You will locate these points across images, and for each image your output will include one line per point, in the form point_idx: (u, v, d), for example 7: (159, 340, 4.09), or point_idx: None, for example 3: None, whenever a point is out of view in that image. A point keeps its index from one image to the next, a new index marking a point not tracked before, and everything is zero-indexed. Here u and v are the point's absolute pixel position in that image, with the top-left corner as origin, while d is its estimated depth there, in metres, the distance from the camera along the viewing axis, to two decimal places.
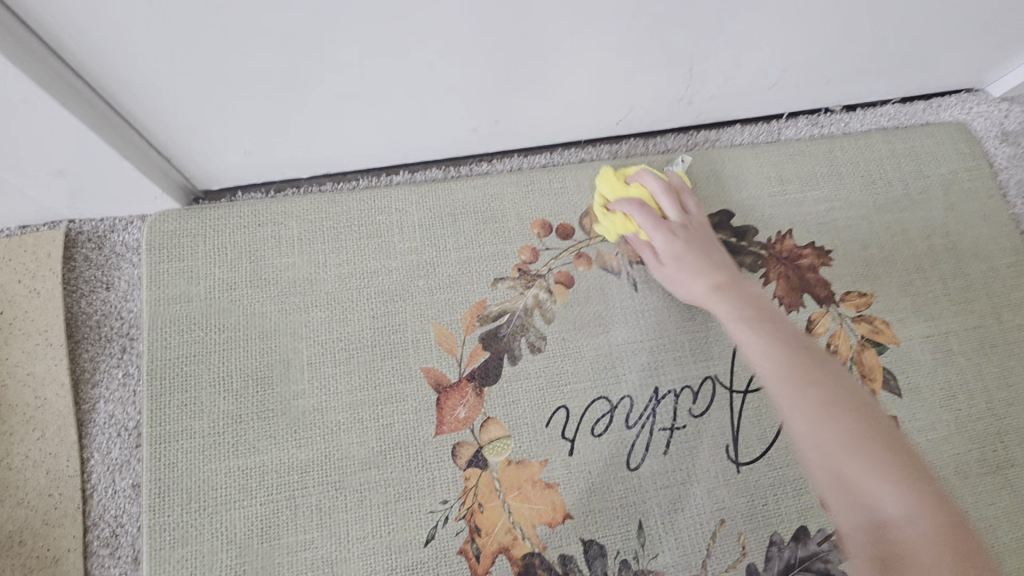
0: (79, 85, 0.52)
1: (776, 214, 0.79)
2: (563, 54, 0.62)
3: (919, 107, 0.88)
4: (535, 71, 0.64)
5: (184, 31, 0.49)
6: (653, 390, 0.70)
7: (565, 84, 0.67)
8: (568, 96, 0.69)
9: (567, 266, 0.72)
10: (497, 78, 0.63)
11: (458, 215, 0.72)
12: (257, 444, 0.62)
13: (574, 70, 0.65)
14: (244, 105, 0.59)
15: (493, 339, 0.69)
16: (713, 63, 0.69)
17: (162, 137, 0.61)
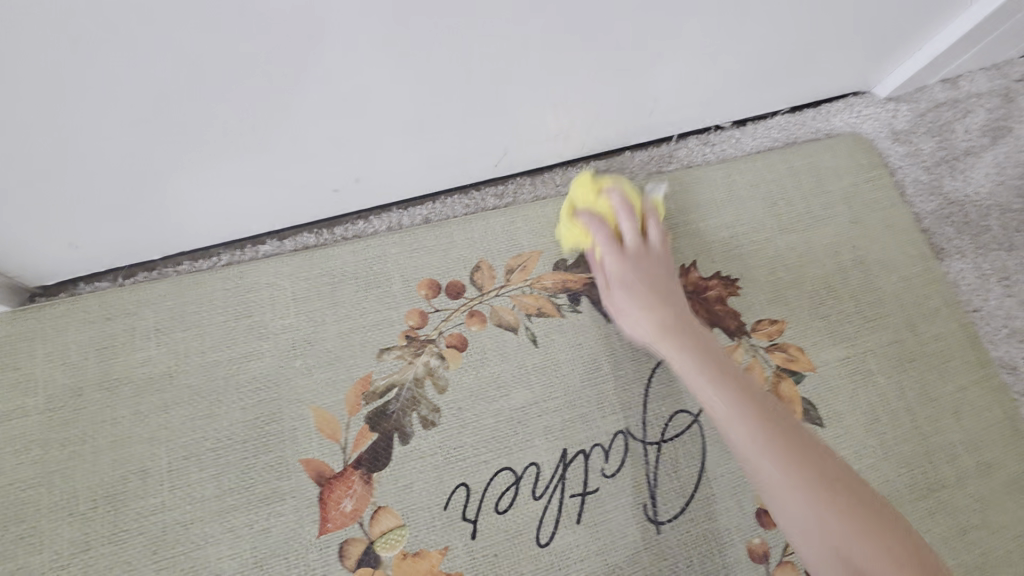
0: None
1: (676, 247, 0.77)
2: (405, 106, 0.58)
3: (808, 115, 0.87)
4: (381, 127, 0.60)
5: None
6: (561, 453, 0.65)
7: (420, 135, 0.63)
8: (429, 145, 0.66)
9: (459, 327, 0.68)
10: (344, 138, 0.60)
11: (338, 283, 0.68)
12: (110, 572, 0.55)
13: (425, 120, 0.61)
14: (51, 198, 0.54)
15: (381, 417, 0.63)
16: (575, 97, 0.67)
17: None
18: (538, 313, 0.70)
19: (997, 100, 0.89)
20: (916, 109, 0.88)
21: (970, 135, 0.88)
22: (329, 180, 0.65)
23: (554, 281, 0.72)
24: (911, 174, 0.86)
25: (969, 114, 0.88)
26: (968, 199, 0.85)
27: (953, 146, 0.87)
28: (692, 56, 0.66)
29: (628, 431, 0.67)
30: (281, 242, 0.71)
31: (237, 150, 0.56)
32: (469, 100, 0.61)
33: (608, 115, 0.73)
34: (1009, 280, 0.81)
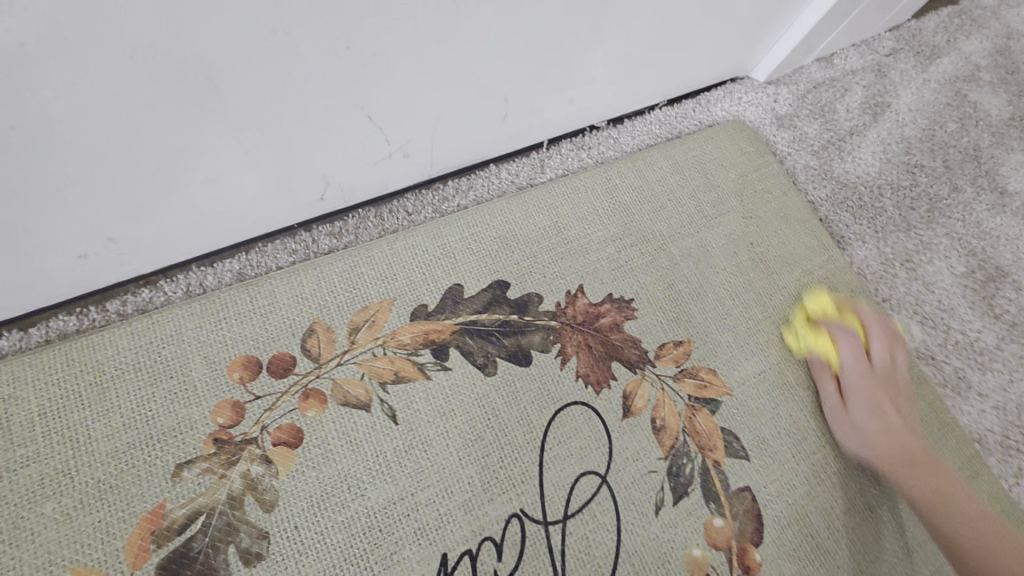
0: None
1: (560, 271, 0.65)
2: (140, 145, 0.43)
3: (687, 106, 0.80)
4: (91, 166, 0.43)
5: None
6: (439, 558, 0.50)
7: (173, 174, 0.48)
8: (191, 187, 0.50)
9: (289, 415, 0.53)
10: (36, 189, 0.43)
11: (113, 383, 0.51)
12: None
13: (187, 159, 0.47)
14: None
15: (182, 562, 0.46)
16: (386, 110, 0.54)
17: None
18: (395, 379, 0.56)
19: (871, 76, 0.86)
20: (796, 91, 0.83)
21: (852, 114, 0.83)
22: (66, 241, 0.49)
23: (414, 334, 0.58)
24: (795, 159, 0.80)
25: (847, 93, 0.84)
26: (859, 181, 0.80)
27: (837, 126, 0.82)
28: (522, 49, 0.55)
29: (524, 512, 0.53)
30: (25, 331, 0.56)
31: None
32: (227, 122, 0.45)
33: (446, 128, 0.61)
34: (913, 263, 0.76)
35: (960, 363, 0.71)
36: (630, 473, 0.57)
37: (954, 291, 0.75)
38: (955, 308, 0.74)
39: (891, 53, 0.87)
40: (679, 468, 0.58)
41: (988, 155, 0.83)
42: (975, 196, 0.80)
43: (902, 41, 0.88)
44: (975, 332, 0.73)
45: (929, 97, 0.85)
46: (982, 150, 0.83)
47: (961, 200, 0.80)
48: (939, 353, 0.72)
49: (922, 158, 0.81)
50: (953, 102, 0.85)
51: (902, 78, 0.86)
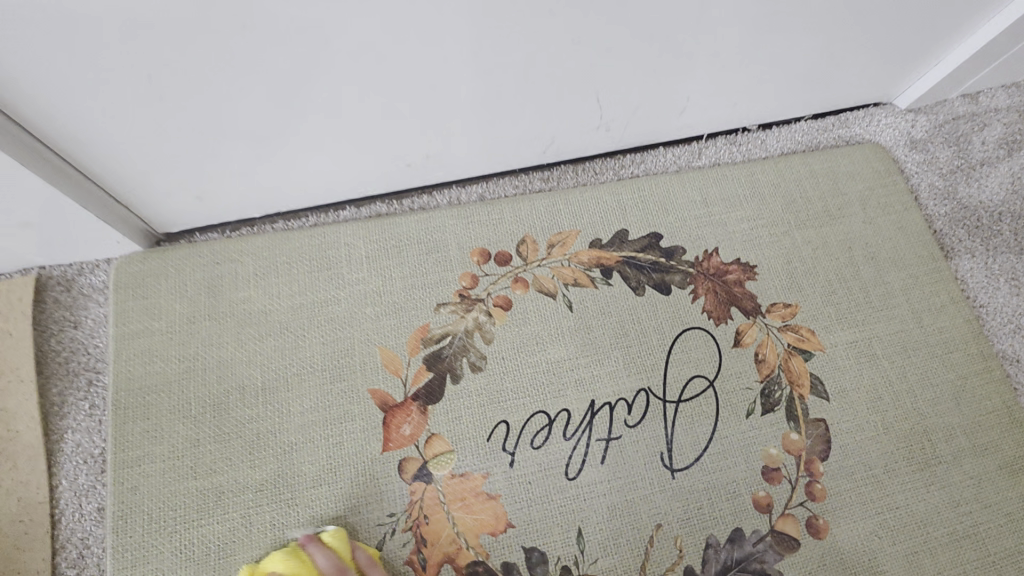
0: (35, 143, 0.59)
1: (702, 235, 0.85)
2: (475, 91, 0.70)
3: (829, 121, 0.96)
4: (445, 103, 0.71)
5: (115, 89, 0.56)
6: (589, 403, 0.74)
7: (479, 114, 0.74)
8: (482, 114, 0.74)
9: (505, 290, 0.78)
10: (411, 110, 0.70)
11: (403, 247, 0.79)
12: (215, 466, 0.66)
13: (490, 105, 0.73)
14: (176, 148, 0.65)
15: (437, 359, 0.74)
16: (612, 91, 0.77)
17: (93, 165, 0.64)
18: (574, 284, 0.80)
19: (1013, 116, 0.96)
20: (934, 121, 0.96)
21: (986, 147, 0.95)
22: (397, 145, 0.75)
23: (589, 257, 0.81)
24: (919, 176, 0.94)
25: (986, 128, 0.96)
26: (980, 205, 0.92)
27: (968, 156, 0.95)
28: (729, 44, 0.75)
29: (650, 389, 0.75)
30: (359, 209, 0.83)
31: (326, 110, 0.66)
32: (523, 79, 0.71)
33: (642, 112, 0.84)
34: (1018, 281, 0.89)
35: None
36: (730, 384, 0.77)
37: None
38: None
39: None
40: (770, 390, 0.78)
41: None
42: None
43: None
44: None
45: None
46: None
47: None
48: None
49: None
50: None
51: None
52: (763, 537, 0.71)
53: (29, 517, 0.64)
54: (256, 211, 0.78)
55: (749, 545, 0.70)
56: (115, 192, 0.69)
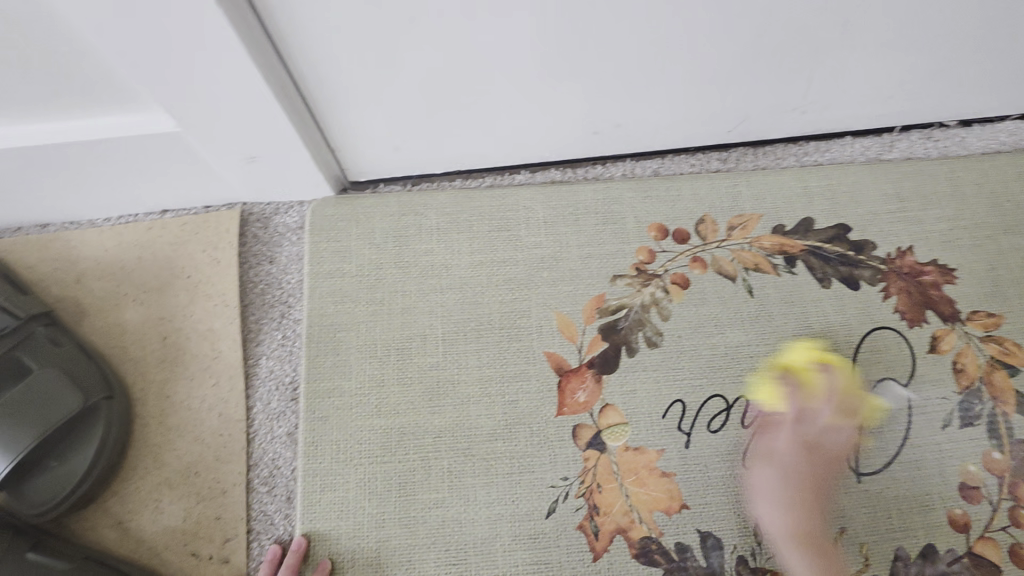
0: (285, 79, 0.61)
1: (894, 231, 0.79)
2: (691, 58, 0.68)
3: None
4: (657, 68, 0.69)
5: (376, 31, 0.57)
6: (770, 393, 0.70)
7: (683, 83, 0.72)
8: (689, 80, 0.72)
9: (683, 268, 0.76)
10: (622, 73, 0.69)
11: (581, 215, 0.77)
12: (398, 407, 0.67)
13: (698, 74, 0.71)
14: (399, 94, 0.66)
15: (612, 330, 0.72)
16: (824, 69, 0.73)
17: (325, 106, 0.67)
18: (755, 268, 0.76)
19: None
20: None
21: None
22: (593, 110, 0.75)
23: (772, 243, 0.78)
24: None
25: None
26: None
27: None
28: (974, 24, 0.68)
29: None
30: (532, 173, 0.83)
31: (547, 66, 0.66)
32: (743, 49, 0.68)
33: (844, 95, 0.78)
34: None
35: None
36: (925, 392, 0.71)
37: None
38: None
39: None
40: (970, 403, 0.71)
41: None
42: None
43: None
44: None
45: None
46: None
47: None
48: None
49: None
50: None
51: None
52: (958, 558, 0.65)
53: (227, 433, 0.68)
54: (437, 167, 0.80)
55: (942, 565, 0.65)
56: (329, 136, 0.72)
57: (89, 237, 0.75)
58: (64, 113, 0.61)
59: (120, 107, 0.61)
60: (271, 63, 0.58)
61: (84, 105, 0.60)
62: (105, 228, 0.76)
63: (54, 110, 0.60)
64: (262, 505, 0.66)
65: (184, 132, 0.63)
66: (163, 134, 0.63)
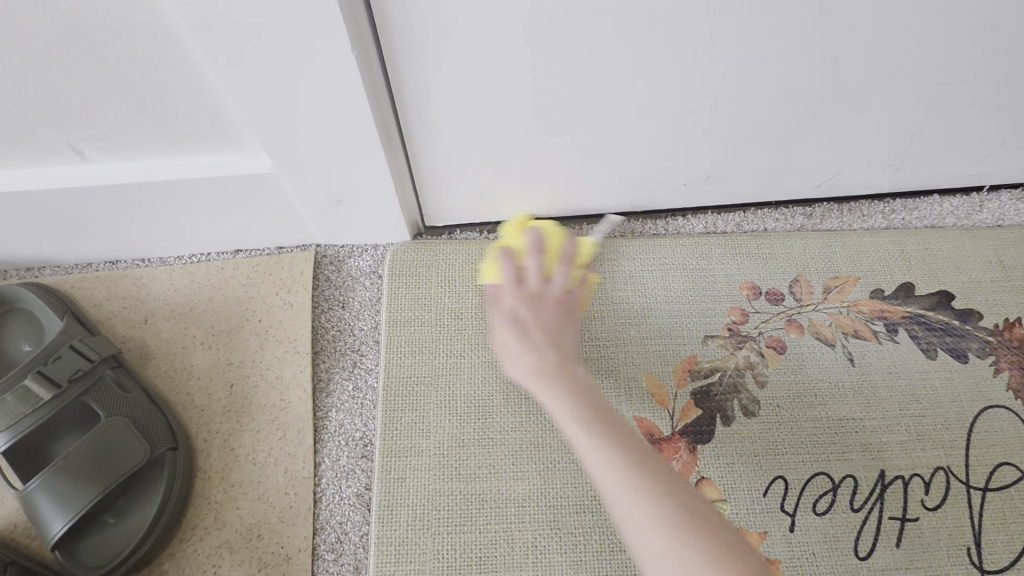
0: (386, 117, 0.58)
1: (1001, 302, 0.75)
2: (797, 111, 0.65)
3: None
4: (764, 121, 0.66)
5: (487, 68, 0.55)
6: (879, 473, 0.64)
7: (786, 138, 0.69)
8: (795, 134, 0.69)
9: (778, 331, 0.71)
10: (728, 124, 0.66)
11: (669, 272, 0.74)
12: (479, 472, 0.62)
13: (803, 128, 0.68)
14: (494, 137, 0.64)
15: (705, 396, 0.67)
16: (929, 128, 0.70)
17: (419, 146, 0.64)
18: (855, 334, 0.72)
19: None
20: None
21: None
22: (687, 162, 0.72)
23: (871, 308, 0.73)
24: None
25: None
26: None
27: None
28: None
29: (950, 469, 0.65)
30: (611, 224, 0.79)
31: (652, 114, 0.63)
32: (853, 104, 0.65)
33: (945, 154, 0.75)
34: None
35: None
36: None
37: None
38: None
39: None
40: None
41: None
42: None
43: None
44: None
45: None
46: None
47: None
48: None
49: None
50: None
51: None
52: None
53: (296, 494, 0.63)
54: (516, 214, 0.77)
55: None
56: (415, 177, 0.69)
57: (157, 275, 0.72)
58: (155, 150, 0.59)
59: (213, 144, 0.59)
60: (379, 100, 0.55)
61: (179, 145, 0.58)
62: (175, 267, 0.73)
63: (145, 146, 0.58)
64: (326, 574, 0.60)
65: (279, 174, 0.60)
66: (254, 173, 0.61)
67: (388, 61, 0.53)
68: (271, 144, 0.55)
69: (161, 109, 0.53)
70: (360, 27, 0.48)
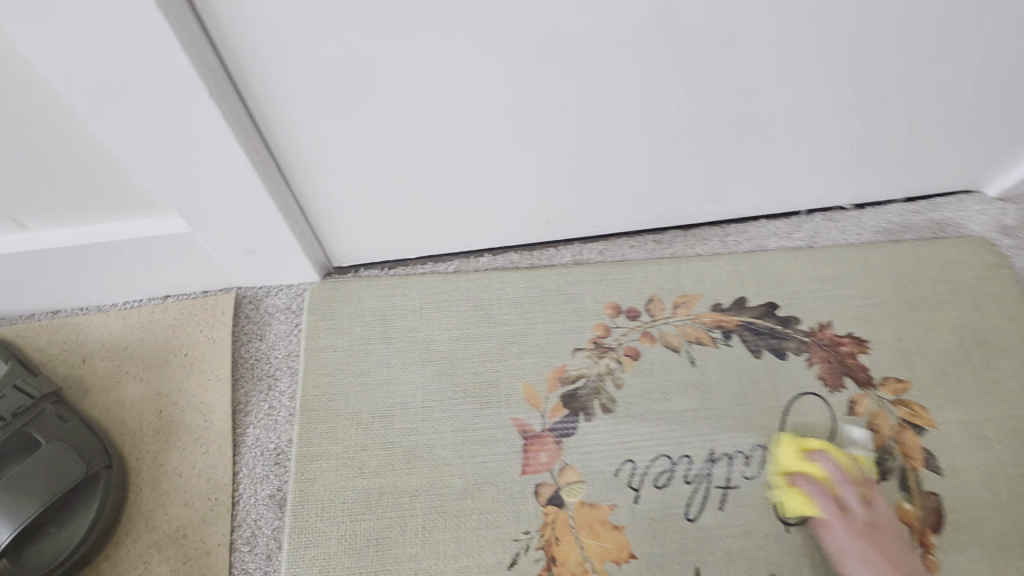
0: (281, 184, 0.72)
1: (815, 307, 0.92)
2: (625, 162, 0.82)
3: (921, 206, 1.04)
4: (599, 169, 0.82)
5: (359, 146, 0.69)
6: (709, 452, 0.79)
7: (623, 183, 0.85)
8: (629, 179, 0.85)
9: (634, 341, 0.86)
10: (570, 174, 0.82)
11: (544, 295, 0.89)
12: (378, 469, 0.74)
13: (636, 174, 0.84)
14: (379, 196, 0.78)
15: (572, 398, 0.81)
16: (737, 171, 0.88)
17: (316, 206, 0.78)
18: (697, 341, 0.87)
19: None
20: None
21: None
22: (548, 205, 0.87)
23: (711, 319, 0.89)
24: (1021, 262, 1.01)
25: None
26: None
27: None
28: (859, 133, 0.84)
29: (767, 447, 0.81)
30: (493, 257, 0.94)
31: (506, 170, 0.78)
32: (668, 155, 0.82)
33: (759, 188, 0.93)
34: None
35: None
36: (844, 449, 0.81)
37: None
38: None
39: None
40: (884, 459, 0.82)
41: None
42: None
43: None
44: None
45: None
46: None
47: None
48: None
49: None
50: None
51: None
52: None
53: (217, 499, 0.74)
54: (412, 253, 0.90)
55: None
56: (317, 230, 0.82)
57: (95, 321, 0.84)
58: (88, 213, 0.71)
59: (138, 208, 0.71)
60: (271, 175, 0.69)
61: (109, 209, 0.71)
62: (112, 313, 0.84)
63: (80, 211, 0.70)
64: (244, 564, 0.71)
65: (194, 233, 0.73)
66: (174, 231, 0.73)
67: (274, 144, 0.67)
68: (185, 208, 0.68)
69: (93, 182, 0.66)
70: (244, 123, 0.62)
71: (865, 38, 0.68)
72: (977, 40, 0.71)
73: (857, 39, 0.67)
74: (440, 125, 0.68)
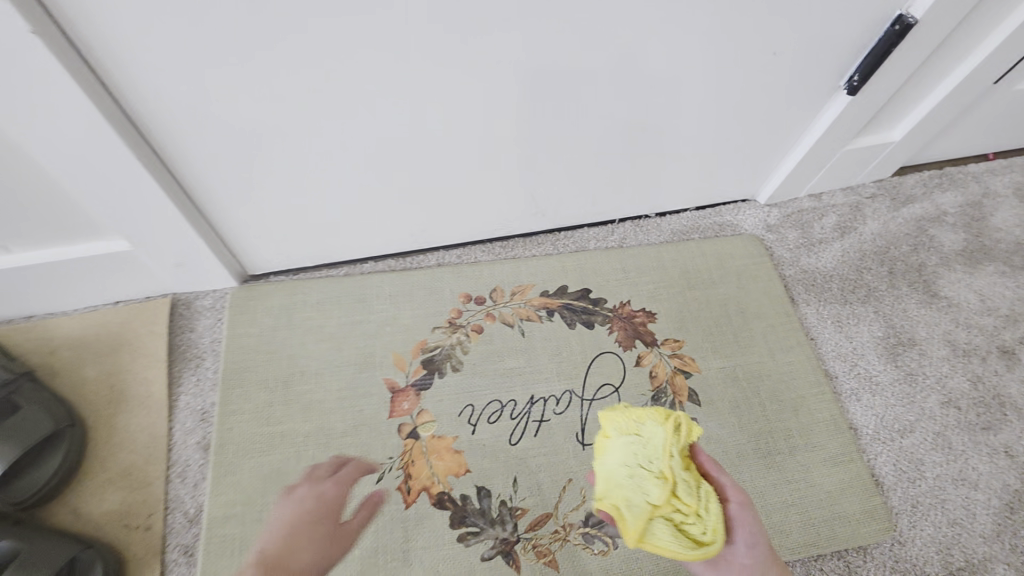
0: (199, 216, 0.99)
1: (619, 290, 1.23)
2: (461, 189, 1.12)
3: (707, 212, 1.40)
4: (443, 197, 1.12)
5: (256, 188, 0.97)
6: (529, 396, 1.09)
7: (464, 203, 1.16)
8: (470, 201, 1.16)
9: (479, 320, 1.16)
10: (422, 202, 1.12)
11: (413, 290, 1.18)
12: (280, 418, 1.01)
13: (473, 198, 1.15)
14: (278, 222, 1.06)
15: (429, 362, 1.10)
16: (550, 190, 1.20)
17: (229, 230, 1.05)
18: (527, 318, 1.17)
19: (847, 209, 1.43)
20: (783, 212, 1.41)
21: (826, 230, 1.40)
22: (411, 222, 1.17)
23: (539, 302, 1.20)
24: (779, 251, 1.36)
25: (825, 217, 1.42)
26: (820, 270, 1.34)
27: (811, 236, 1.39)
28: (631, 162, 1.17)
29: (573, 391, 1.10)
30: (377, 262, 1.23)
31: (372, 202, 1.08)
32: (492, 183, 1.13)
33: (573, 202, 1.25)
34: (842, 324, 1.28)
35: (856, 386, 1.21)
36: (630, 389, 1.12)
37: (870, 345, 1.27)
38: (867, 354, 1.26)
39: (870, 197, 1.45)
40: (658, 396, 1.12)
41: (930, 270, 1.37)
42: (906, 294, 1.33)
43: (880, 191, 1.46)
44: (876, 370, 1.24)
45: (891, 227, 1.41)
46: (926, 267, 1.37)
47: (894, 293, 1.33)
48: (844, 376, 1.22)
49: (871, 265, 1.36)
50: (913, 234, 1.41)
51: (872, 213, 1.43)
52: None
53: (157, 447, 0.99)
54: (312, 262, 1.19)
55: None
56: (231, 247, 1.09)
57: (59, 321, 1.08)
58: (54, 242, 0.96)
59: (92, 236, 0.97)
60: (190, 210, 0.96)
61: (70, 239, 0.96)
62: (72, 315, 1.09)
63: (47, 241, 0.95)
64: (178, 491, 0.96)
65: (135, 252, 0.99)
66: (120, 252, 0.99)
67: (193, 190, 0.95)
68: (128, 234, 0.95)
69: (58, 220, 0.92)
70: (167, 178, 0.90)
71: (602, 105, 1.00)
72: (684, 102, 1.05)
73: (597, 106, 1.00)
74: (312, 173, 0.97)
